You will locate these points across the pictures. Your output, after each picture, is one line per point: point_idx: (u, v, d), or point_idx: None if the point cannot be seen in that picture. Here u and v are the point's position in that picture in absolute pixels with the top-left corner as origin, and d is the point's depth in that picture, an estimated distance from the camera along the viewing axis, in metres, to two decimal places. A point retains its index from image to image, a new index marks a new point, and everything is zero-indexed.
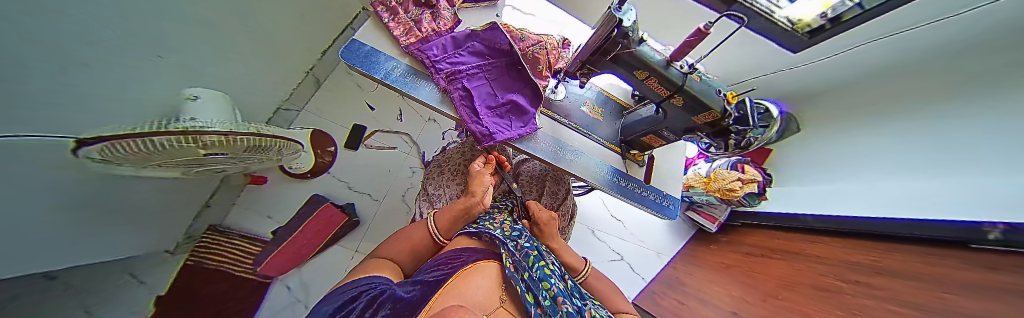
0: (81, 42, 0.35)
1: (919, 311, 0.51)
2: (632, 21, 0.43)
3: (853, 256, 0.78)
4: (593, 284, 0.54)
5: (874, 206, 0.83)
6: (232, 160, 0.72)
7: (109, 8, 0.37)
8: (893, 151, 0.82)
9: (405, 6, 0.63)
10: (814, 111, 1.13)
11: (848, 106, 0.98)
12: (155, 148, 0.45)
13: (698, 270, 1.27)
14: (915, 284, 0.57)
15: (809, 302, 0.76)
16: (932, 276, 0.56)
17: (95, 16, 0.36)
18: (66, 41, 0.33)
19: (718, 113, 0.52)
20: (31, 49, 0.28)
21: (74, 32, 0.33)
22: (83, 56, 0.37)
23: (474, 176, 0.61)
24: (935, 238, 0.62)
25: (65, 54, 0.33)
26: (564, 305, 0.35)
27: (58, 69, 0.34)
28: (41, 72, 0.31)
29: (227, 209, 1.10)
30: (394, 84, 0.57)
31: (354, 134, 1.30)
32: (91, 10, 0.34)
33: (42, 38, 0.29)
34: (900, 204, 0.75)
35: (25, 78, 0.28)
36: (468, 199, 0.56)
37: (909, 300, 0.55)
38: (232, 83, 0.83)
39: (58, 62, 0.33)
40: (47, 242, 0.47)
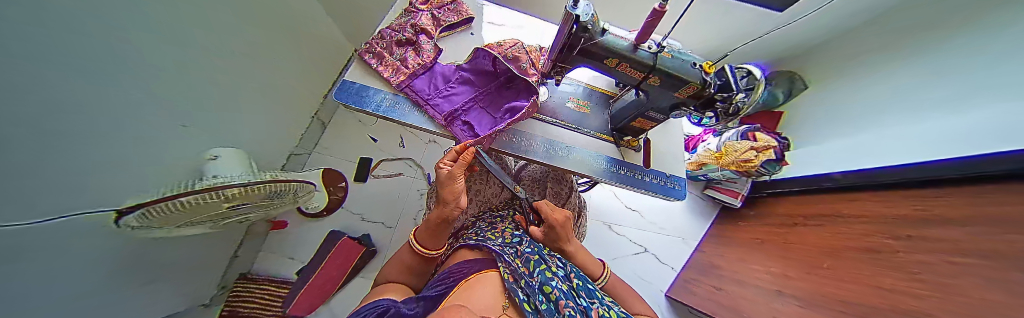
0: (103, 123, 0.40)
1: (990, 258, 0.45)
2: (589, 15, 0.45)
3: (897, 210, 0.72)
4: (615, 290, 0.54)
5: (912, 152, 0.76)
6: (253, 209, 0.77)
7: (122, 90, 0.42)
8: None
9: (389, 50, 0.67)
10: (827, 58, 1.13)
11: (872, 42, 0.96)
12: (181, 210, 0.49)
13: (729, 250, 1.19)
14: (978, 229, 0.51)
15: (858, 267, 0.70)
16: (994, 217, 0.50)
17: (113, 98, 0.40)
18: (90, 123, 0.37)
19: (698, 84, 0.52)
20: (49, 138, 0.31)
21: (95, 114, 0.37)
22: (108, 135, 0.42)
23: (445, 183, 0.51)
24: (980, 175, 0.57)
25: (90, 136, 0.37)
26: (566, 308, 0.36)
27: (82, 148, 0.37)
28: (70, 155, 0.34)
29: (254, 256, 1.15)
30: (386, 114, 0.60)
31: (362, 167, 1.36)
32: (104, 93, 0.39)
33: (62, 124, 0.32)
34: (946, 144, 0.69)
35: (53, 162, 0.32)
36: (443, 209, 0.51)
37: (976, 250, 0.49)
38: (245, 138, 0.89)
39: (82, 147, 0.37)
40: (101, 312, 0.51)
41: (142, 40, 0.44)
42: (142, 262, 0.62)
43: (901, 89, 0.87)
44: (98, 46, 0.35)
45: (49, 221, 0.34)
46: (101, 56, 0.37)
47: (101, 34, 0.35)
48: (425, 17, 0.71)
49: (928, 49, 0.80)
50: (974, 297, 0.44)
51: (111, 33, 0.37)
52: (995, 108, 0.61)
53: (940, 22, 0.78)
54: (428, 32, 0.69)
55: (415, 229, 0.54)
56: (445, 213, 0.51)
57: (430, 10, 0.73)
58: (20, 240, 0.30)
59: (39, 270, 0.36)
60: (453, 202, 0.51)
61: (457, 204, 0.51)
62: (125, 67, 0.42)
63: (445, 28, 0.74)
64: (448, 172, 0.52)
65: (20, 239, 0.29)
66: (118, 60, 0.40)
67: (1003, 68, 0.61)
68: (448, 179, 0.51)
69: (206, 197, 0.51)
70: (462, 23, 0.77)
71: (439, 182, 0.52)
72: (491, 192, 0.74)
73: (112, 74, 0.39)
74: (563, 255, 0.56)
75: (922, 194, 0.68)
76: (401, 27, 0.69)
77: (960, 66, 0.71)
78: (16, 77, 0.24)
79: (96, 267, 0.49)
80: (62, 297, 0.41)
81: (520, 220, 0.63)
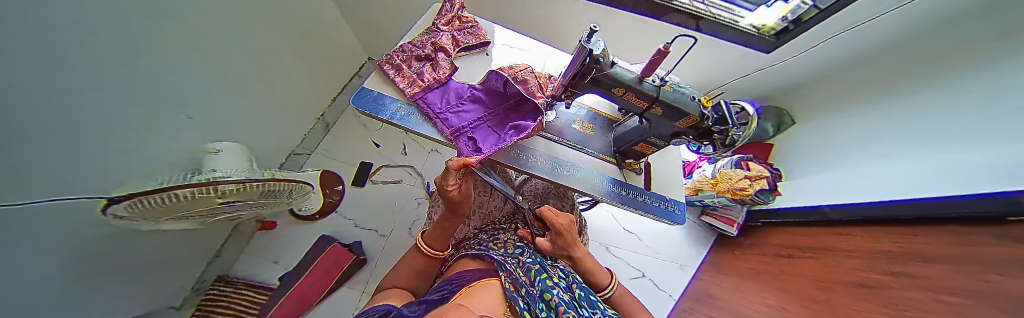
0: (95, 109, 0.40)
1: (978, 297, 0.46)
2: (601, 50, 0.49)
3: (882, 244, 0.75)
4: (618, 299, 0.55)
5: (894, 191, 0.80)
6: (247, 206, 0.76)
7: (110, 74, 0.41)
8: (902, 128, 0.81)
9: (408, 63, 0.71)
10: (811, 102, 1.22)
11: (846, 86, 1.05)
12: (177, 201, 0.50)
13: (727, 279, 1.18)
14: (962, 267, 0.53)
15: (853, 302, 0.70)
16: (977, 255, 0.52)
17: (103, 84, 0.40)
18: (79, 107, 0.36)
19: (697, 117, 0.56)
20: (37, 118, 0.30)
21: (86, 99, 0.38)
22: (98, 122, 0.41)
23: (456, 205, 0.51)
24: (959, 215, 0.60)
25: (79, 121, 0.37)
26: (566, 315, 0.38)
27: (68, 132, 0.36)
28: (59, 138, 0.34)
29: (236, 257, 1.10)
30: (397, 121, 0.62)
31: (361, 172, 1.35)
32: (93, 75, 0.38)
33: (52, 101, 0.31)
34: (927, 184, 0.72)
35: (41, 144, 0.31)
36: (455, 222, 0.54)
37: (961, 288, 0.50)
38: (245, 134, 0.89)
39: (67, 130, 0.35)
40: (68, 310, 0.48)
41: (140, 28, 0.45)
42: (120, 257, 0.59)
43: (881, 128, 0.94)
44: (94, 31, 0.36)
45: (54, 201, 0.36)
46: (97, 42, 0.37)
47: (95, 19, 0.36)
48: (446, 37, 0.77)
49: (901, 96, 0.88)
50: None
51: (106, 20, 0.38)
52: (974, 154, 0.65)
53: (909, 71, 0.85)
54: (446, 50, 0.74)
55: (421, 232, 0.55)
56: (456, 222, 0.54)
57: (450, 31, 0.79)
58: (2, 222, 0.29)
59: (17, 256, 0.34)
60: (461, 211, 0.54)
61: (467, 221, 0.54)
62: (120, 54, 0.42)
63: (463, 48, 0.79)
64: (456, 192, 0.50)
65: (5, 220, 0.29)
66: (113, 48, 0.41)
67: (979, 115, 0.66)
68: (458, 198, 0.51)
69: (200, 191, 0.51)
70: (479, 46, 0.82)
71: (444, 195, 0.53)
72: (493, 205, 0.75)
73: (105, 60, 0.40)
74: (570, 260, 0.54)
75: (906, 231, 0.71)
76: (422, 43, 0.74)
77: (935, 111, 0.77)
78: (11, 57, 0.24)
79: (73, 259, 0.46)
80: (34, 289, 0.39)
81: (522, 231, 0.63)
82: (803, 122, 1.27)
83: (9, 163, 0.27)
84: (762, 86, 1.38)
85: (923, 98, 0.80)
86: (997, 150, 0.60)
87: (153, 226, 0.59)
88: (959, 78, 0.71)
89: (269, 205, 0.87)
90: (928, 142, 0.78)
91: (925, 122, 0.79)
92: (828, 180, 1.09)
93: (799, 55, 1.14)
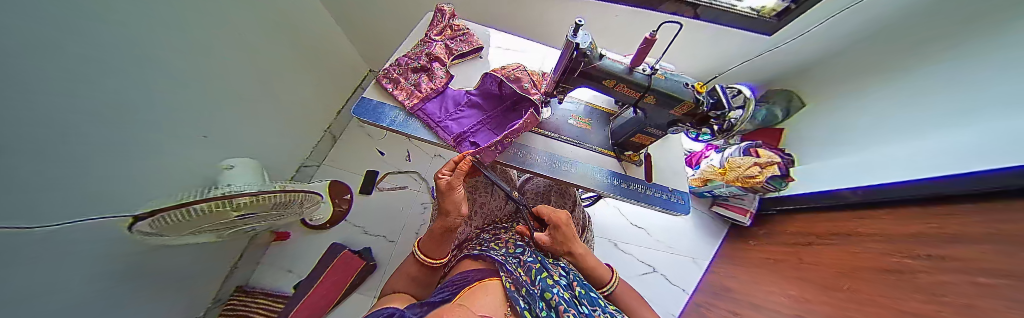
0: (106, 133, 0.42)
1: (1018, 277, 0.43)
2: (587, 43, 0.50)
3: (912, 227, 0.70)
4: (619, 295, 0.55)
5: (918, 169, 0.76)
6: (260, 218, 0.79)
7: (119, 97, 0.43)
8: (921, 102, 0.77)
9: (405, 75, 0.72)
10: (822, 82, 1.18)
11: (861, 63, 1.00)
12: (195, 216, 0.52)
13: (743, 271, 1.14)
14: (1002, 246, 0.49)
15: (879, 289, 0.66)
16: (1016, 232, 0.48)
17: (110, 109, 0.42)
18: (86, 131, 0.38)
19: (691, 103, 0.55)
20: (43, 140, 0.31)
21: (94, 124, 0.39)
22: (113, 145, 0.44)
23: (443, 194, 0.50)
24: (991, 190, 0.56)
25: (89, 145, 0.39)
26: (566, 313, 0.37)
27: (79, 153, 0.37)
28: (66, 161, 0.36)
29: (253, 268, 1.14)
30: (398, 128, 0.64)
31: (367, 180, 1.38)
32: (101, 98, 0.39)
33: (58, 123, 0.33)
34: (954, 160, 0.68)
35: (48, 167, 0.33)
36: (446, 220, 0.52)
37: (999, 269, 0.47)
38: (255, 150, 0.93)
39: (77, 152, 0.37)
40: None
41: (144, 52, 0.47)
42: (145, 272, 0.63)
43: (897, 105, 0.89)
44: (98, 58, 0.37)
45: (59, 226, 0.37)
46: (101, 68, 0.38)
47: (98, 46, 0.37)
48: (439, 47, 0.78)
49: (921, 69, 0.83)
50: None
51: (109, 47, 0.40)
52: (1002, 124, 0.61)
53: (926, 42, 0.81)
54: (441, 60, 0.74)
55: (417, 240, 0.55)
56: (448, 223, 0.52)
57: (443, 41, 0.80)
58: (15, 245, 0.30)
59: (34, 276, 0.36)
60: (456, 211, 0.52)
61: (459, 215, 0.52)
62: (128, 79, 0.44)
63: (457, 56, 0.80)
64: (447, 181, 0.50)
65: (11, 243, 0.30)
66: (121, 74, 0.42)
67: (1007, 84, 0.61)
68: (447, 190, 0.50)
69: (216, 205, 0.53)
70: (473, 52, 0.83)
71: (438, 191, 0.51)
72: (495, 205, 0.75)
73: (113, 85, 0.41)
74: (570, 257, 0.55)
75: (937, 212, 0.67)
76: (417, 55, 0.75)
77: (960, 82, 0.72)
78: (12, 82, 0.25)
79: (94, 276, 0.49)
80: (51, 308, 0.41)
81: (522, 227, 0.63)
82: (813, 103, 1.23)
83: (14, 186, 0.28)
84: (769, 70, 1.35)
85: (947, 72, 0.76)
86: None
87: (175, 241, 0.62)
88: (987, 48, 0.67)
89: (280, 217, 0.90)
90: (954, 118, 0.73)
91: (949, 97, 0.75)
92: (854, 162, 1.01)
93: (805, 34, 1.10)
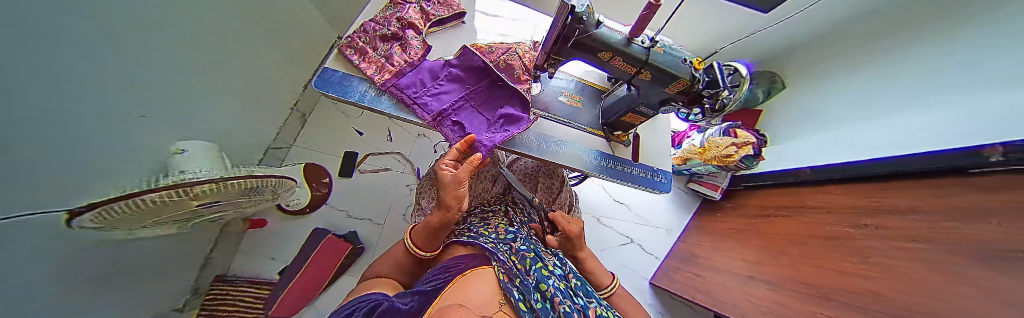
0: (49, 117, 0.35)
1: (965, 247, 0.49)
2: (583, 6, 0.45)
3: (855, 200, 0.80)
4: (621, 304, 0.54)
5: (879, 149, 0.83)
6: (228, 206, 0.72)
7: (73, 74, 0.38)
8: (933, 78, 0.78)
9: (373, 45, 0.62)
10: (811, 61, 1.22)
11: (864, 38, 1.01)
12: (147, 207, 0.46)
13: (707, 240, 1.26)
14: (938, 218, 0.57)
15: (824, 254, 0.77)
16: (950, 208, 0.56)
17: (56, 90, 0.35)
18: (44, 114, 0.34)
19: (687, 80, 0.54)
20: (10, 127, 0.28)
21: (50, 106, 0.35)
22: (67, 128, 0.39)
23: (447, 187, 0.49)
24: (933, 168, 0.64)
25: (47, 129, 0.35)
26: (561, 306, 0.36)
27: (36, 142, 0.33)
28: (15, 149, 0.30)
29: (231, 255, 1.08)
30: (365, 104, 0.57)
31: (347, 162, 1.29)
32: (56, 75, 0.35)
33: (20, 105, 0.29)
34: (916, 140, 0.75)
35: (11, 158, 0.29)
36: (443, 214, 0.49)
37: (937, 238, 0.55)
38: (214, 130, 0.82)
39: (31, 137, 0.33)
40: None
41: (88, 19, 0.39)
42: (116, 265, 0.58)
43: (879, 86, 0.94)
44: (40, 25, 0.31)
45: (13, 220, 0.31)
46: (51, 40, 0.33)
47: (41, 9, 0.30)
48: (413, 10, 0.69)
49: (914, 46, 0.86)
50: (947, 293, 0.48)
51: (57, 15, 0.33)
52: (980, 104, 0.65)
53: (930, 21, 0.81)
54: (415, 27, 0.66)
55: (410, 227, 0.53)
56: (445, 218, 0.49)
57: (417, 3, 0.70)
58: None
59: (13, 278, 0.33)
60: (455, 206, 0.50)
61: (458, 207, 0.50)
62: (71, 52, 0.37)
63: (435, 22, 0.72)
64: (452, 176, 0.50)
65: None
66: (62, 47, 0.35)
67: (994, 64, 0.64)
68: (452, 183, 0.49)
69: (171, 195, 0.47)
70: (453, 19, 0.75)
71: (443, 184, 0.50)
72: (482, 187, 0.75)
73: (54, 61, 0.34)
74: (576, 261, 0.59)
75: (876, 187, 0.77)
76: (387, 20, 0.66)
77: (949, 61, 0.75)
78: None
79: (71, 275, 0.45)
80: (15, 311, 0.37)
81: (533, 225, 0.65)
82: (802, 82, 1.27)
83: None
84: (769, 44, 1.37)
85: (936, 50, 0.79)
86: (1000, 100, 0.61)
87: (129, 233, 0.55)
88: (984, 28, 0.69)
89: (252, 204, 0.83)
90: (907, 99, 0.84)
91: (931, 78, 0.80)
92: (813, 142, 1.11)
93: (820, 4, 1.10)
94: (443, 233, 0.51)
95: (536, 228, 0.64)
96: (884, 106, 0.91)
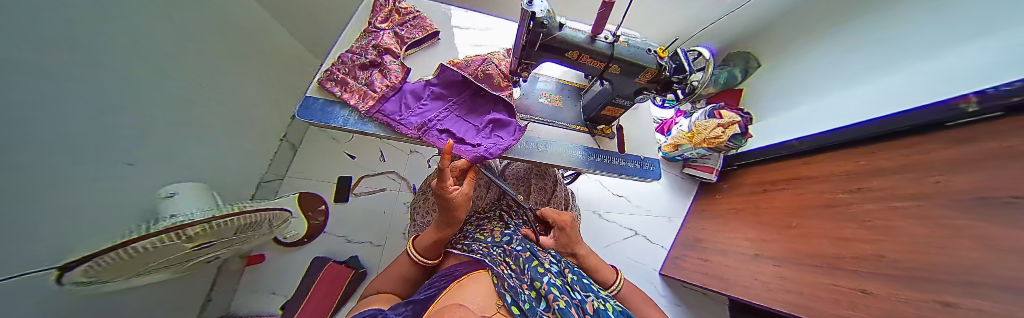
0: (35, 172, 0.35)
1: (958, 198, 0.50)
2: (542, 11, 0.47)
3: (843, 166, 0.82)
4: (626, 295, 0.55)
5: (864, 113, 0.86)
6: (222, 245, 0.71)
7: (58, 127, 0.38)
8: (924, 32, 0.79)
9: (353, 74, 0.64)
10: (789, 34, 1.27)
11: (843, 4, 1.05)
12: (140, 254, 0.46)
13: (709, 222, 1.26)
14: (926, 173, 0.58)
15: (825, 223, 0.77)
16: (935, 162, 0.57)
17: (43, 144, 0.36)
18: (29, 170, 0.34)
19: (654, 69, 0.56)
20: None
21: (33, 161, 0.35)
22: (53, 184, 0.39)
23: (456, 209, 0.48)
24: (915, 125, 0.66)
25: (34, 184, 0.35)
26: (555, 302, 0.36)
27: (21, 200, 0.33)
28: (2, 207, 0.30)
29: (231, 296, 1.04)
30: (352, 127, 0.58)
31: (341, 187, 1.29)
32: (40, 130, 0.35)
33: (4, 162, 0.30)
34: (902, 100, 0.76)
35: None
36: (448, 229, 0.50)
37: (931, 193, 0.56)
38: (201, 169, 0.81)
39: (18, 195, 0.33)
40: None
41: (71, 72, 0.40)
42: None
43: (867, 50, 0.96)
44: (20, 82, 0.32)
45: None
46: (31, 96, 0.33)
47: (16, 67, 0.31)
48: (388, 36, 0.71)
49: (895, 6, 0.89)
50: (949, 247, 0.48)
51: (34, 70, 0.34)
52: (964, 56, 0.67)
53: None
54: (392, 52, 0.68)
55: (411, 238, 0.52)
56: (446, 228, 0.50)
57: (391, 29, 0.73)
58: None
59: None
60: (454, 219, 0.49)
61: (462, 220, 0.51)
62: (55, 105, 0.37)
63: (410, 44, 0.75)
64: (461, 196, 0.48)
65: None
66: (47, 103, 0.36)
67: (985, 11, 0.65)
68: (462, 202, 0.48)
69: (166, 239, 0.47)
70: (428, 38, 0.79)
71: (452, 206, 0.47)
72: (476, 195, 0.75)
73: (40, 116, 0.35)
74: (574, 258, 0.58)
75: (861, 150, 0.79)
76: (364, 49, 0.67)
77: (934, 17, 0.77)
78: None
79: None
80: None
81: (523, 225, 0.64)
82: (783, 55, 1.31)
83: None
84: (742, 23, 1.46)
85: (921, 7, 0.81)
86: (985, 50, 0.63)
87: (120, 283, 0.54)
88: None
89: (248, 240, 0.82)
90: (885, 62, 0.89)
91: (916, 35, 0.81)
92: (796, 115, 1.16)
93: None
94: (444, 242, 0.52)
95: (529, 231, 0.60)
96: (872, 69, 0.93)
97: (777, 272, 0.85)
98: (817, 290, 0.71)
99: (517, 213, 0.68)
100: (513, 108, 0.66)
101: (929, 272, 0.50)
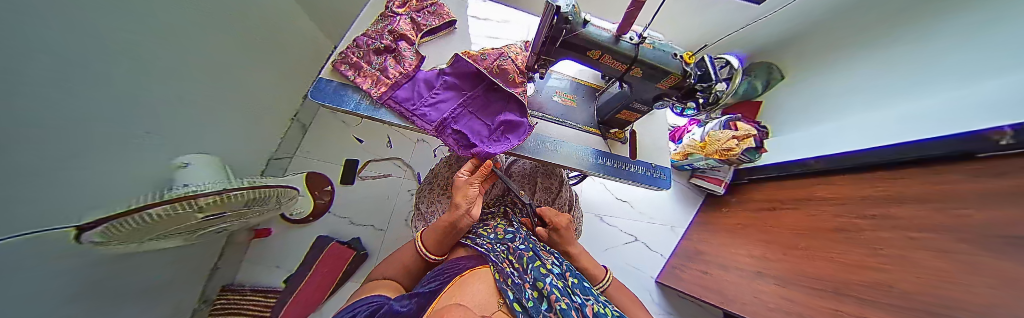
0: (58, 132, 0.37)
1: (981, 234, 0.48)
2: (568, 7, 0.46)
3: (861, 189, 0.79)
4: (616, 295, 0.55)
5: (890, 136, 0.81)
6: (233, 218, 0.74)
7: (76, 93, 0.39)
8: (963, 51, 0.74)
9: (367, 59, 0.63)
10: (816, 46, 1.22)
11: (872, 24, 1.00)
12: (154, 221, 0.47)
13: (713, 235, 1.24)
14: (950, 206, 0.55)
15: (835, 246, 0.75)
16: (961, 195, 0.55)
17: (64, 105, 0.37)
18: (48, 134, 0.35)
19: (678, 75, 0.54)
20: (14, 146, 0.29)
21: (53, 126, 0.35)
22: (74, 148, 0.40)
23: (459, 188, 0.52)
24: (943, 154, 0.62)
25: (54, 147, 0.36)
26: (557, 303, 0.36)
27: (38, 161, 0.34)
28: (20, 167, 0.31)
29: (238, 266, 1.08)
30: (363, 112, 0.58)
31: (348, 169, 1.30)
32: (58, 95, 0.36)
33: (24, 125, 0.30)
34: (933, 125, 0.72)
35: (13, 176, 0.30)
36: (452, 213, 0.49)
37: (952, 227, 0.53)
38: (216, 143, 0.83)
39: (36, 156, 0.33)
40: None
41: (89, 38, 0.40)
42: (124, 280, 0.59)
43: (906, 68, 0.89)
44: (41, 51, 0.32)
45: (28, 234, 0.33)
46: (50, 62, 0.34)
47: (38, 34, 0.31)
48: (404, 22, 0.70)
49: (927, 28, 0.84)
50: (963, 283, 0.46)
51: (57, 38, 0.34)
52: (1007, 81, 0.62)
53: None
54: (408, 38, 0.67)
55: (421, 228, 0.52)
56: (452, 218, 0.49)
57: (408, 14, 0.72)
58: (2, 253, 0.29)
59: (20, 293, 0.34)
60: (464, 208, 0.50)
61: (470, 207, 0.51)
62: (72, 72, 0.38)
63: (426, 32, 0.73)
64: (465, 179, 0.54)
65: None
66: (66, 68, 0.36)
67: None
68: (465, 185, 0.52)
69: (178, 208, 0.48)
70: (445, 27, 0.77)
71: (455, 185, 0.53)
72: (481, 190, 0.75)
73: (59, 83, 0.36)
74: (569, 257, 0.58)
75: (883, 175, 0.76)
76: (379, 34, 0.66)
77: (978, 39, 0.71)
78: None
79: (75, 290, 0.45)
80: None
81: (523, 221, 0.64)
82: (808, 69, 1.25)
83: None
84: (767, 33, 1.40)
85: (959, 28, 0.76)
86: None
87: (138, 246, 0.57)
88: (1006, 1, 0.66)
89: (255, 215, 0.84)
90: (930, 77, 0.81)
91: (959, 54, 0.75)
92: (823, 132, 1.10)
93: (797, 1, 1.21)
94: (452, 235, 0.50)
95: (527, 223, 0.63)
96: (911, 90, 0.86)
97: (779, 292, 0.83)
98: (817, 312, 0.70)
99: (519, 210, 0.69)
100: (525, 107, 0.65)
101: (937, 306, 0.48)
